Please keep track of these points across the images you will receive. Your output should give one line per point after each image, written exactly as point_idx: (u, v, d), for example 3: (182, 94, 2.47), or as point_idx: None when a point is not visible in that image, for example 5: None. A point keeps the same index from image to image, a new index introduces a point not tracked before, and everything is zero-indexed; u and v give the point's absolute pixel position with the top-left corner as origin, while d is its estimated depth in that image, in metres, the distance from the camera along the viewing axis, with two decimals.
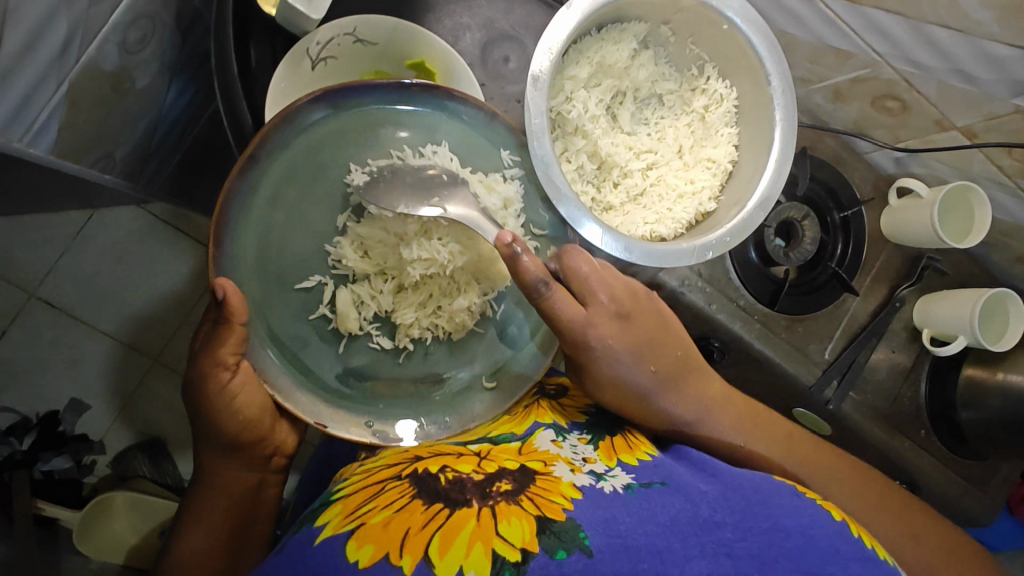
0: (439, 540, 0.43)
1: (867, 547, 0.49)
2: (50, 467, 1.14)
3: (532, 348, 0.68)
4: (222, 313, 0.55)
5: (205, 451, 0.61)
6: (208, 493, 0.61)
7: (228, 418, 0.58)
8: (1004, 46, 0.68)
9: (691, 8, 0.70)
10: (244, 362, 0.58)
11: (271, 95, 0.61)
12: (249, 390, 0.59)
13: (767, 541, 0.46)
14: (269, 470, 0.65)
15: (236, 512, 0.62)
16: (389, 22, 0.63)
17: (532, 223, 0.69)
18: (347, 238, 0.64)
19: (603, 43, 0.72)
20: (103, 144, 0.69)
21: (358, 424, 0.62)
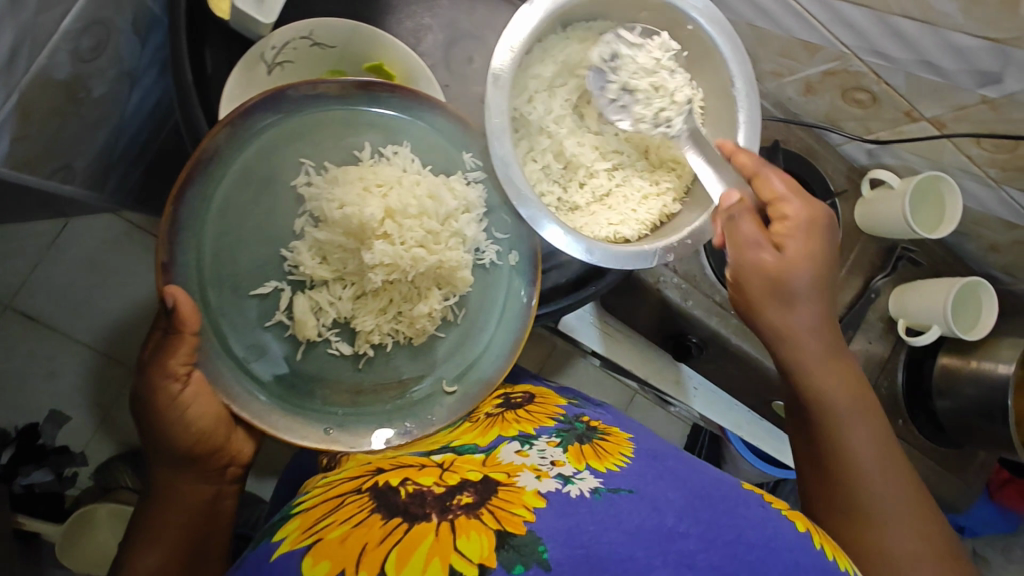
0: (395, 555, 0.43)
1: (826, 558, 0.51)
2: (30, 480, 1.11)
3: (497, 350, 0.68)
4: (173, 323, 0.55)
5: (158, 466, 0.60)
6: (160, 509, 0.60)
7: (180, 428, 0.58)
8: (969, 37, 0.68)
9: (657, 7, 0.70)
10: (196, 373, 0.58)
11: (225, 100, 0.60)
12: (203, 401, 0.59)
13: (729, 552, 0.47)
14: (225, 482, 0.64)
15: (192, 527, 0.61)
16: (346, 25, 0.63)
17: (494, 226, 0.70)
18: (304, 243, 0.63)
19: (569, 41, 0.72)
20: (60, 155, 0.67)
21: (313, 431, 0.62)
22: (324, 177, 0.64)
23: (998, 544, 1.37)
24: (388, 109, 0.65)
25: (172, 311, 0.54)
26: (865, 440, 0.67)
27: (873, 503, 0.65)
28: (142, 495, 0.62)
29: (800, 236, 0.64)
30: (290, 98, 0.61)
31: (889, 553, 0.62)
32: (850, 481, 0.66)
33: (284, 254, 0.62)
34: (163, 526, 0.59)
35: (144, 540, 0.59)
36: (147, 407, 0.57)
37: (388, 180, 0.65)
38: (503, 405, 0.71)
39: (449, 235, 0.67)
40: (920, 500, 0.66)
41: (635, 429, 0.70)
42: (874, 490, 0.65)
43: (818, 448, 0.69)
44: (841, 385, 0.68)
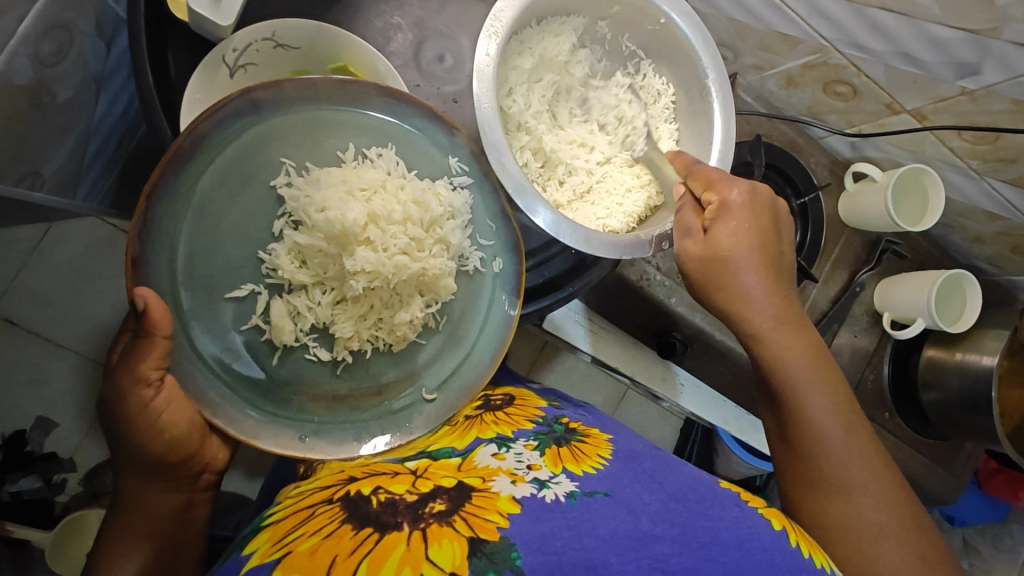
0: (366, 567, 0.40)
1: (804, 557, 0.50)
2: (18, 487, 1.10)
3: (479, 358, 0.68)
4: (144, 326, 0.52)
5: (128, 473, 0.58)
6: (132, 517, 0.58)
7: (152, 436, 0.56)
8: (946, 28, 0.67)
9: (629, 2, 0.70)
10: (169, 378, 0.56)
11: (186, 106, 0.59)
12: (175, 408, 0.57)
13: (704, 555, 0.46)
14: (197, 490, 0.63)
15: (164, 538, 0.59)
16: (310, 25, 0.62)
17: (477, 233, 0.69)
18: (283, 246, 0.61)
19: (544, 35, 0.72)
20: (27, 161, 0.66)
21: (290, 440, 0.61)
22: (305, 178, 0.62)
23: (988, 532, 1.38)
24: (379, 113, 0.65)
25: (142, 314, 0.52)
26: (829, 409, 0.66)
27: (841, 473, 0.64)
28: (111, 502, 0.60)
29: (732, 217, 0.63)
30: (277, 94, 0.60)
31: (859, 525, 0.61)
32: (817, 453, 0.65)
33: (262, 257, 0.61)
34: (136, 536, 0.58)
35: (114, 553, 0.57)
36: (117, 413, 0.55)
37: (371, 184, 0.64)
38: (482, 408, 0.70)
39: (432, 240, 0.67)
40: (888, 467, 0.65)
41: (615, 430, 0.70)
42: (841, 460, 0.64)
43: (785, 421, 0.68)
44: (802, 354, 0.66)
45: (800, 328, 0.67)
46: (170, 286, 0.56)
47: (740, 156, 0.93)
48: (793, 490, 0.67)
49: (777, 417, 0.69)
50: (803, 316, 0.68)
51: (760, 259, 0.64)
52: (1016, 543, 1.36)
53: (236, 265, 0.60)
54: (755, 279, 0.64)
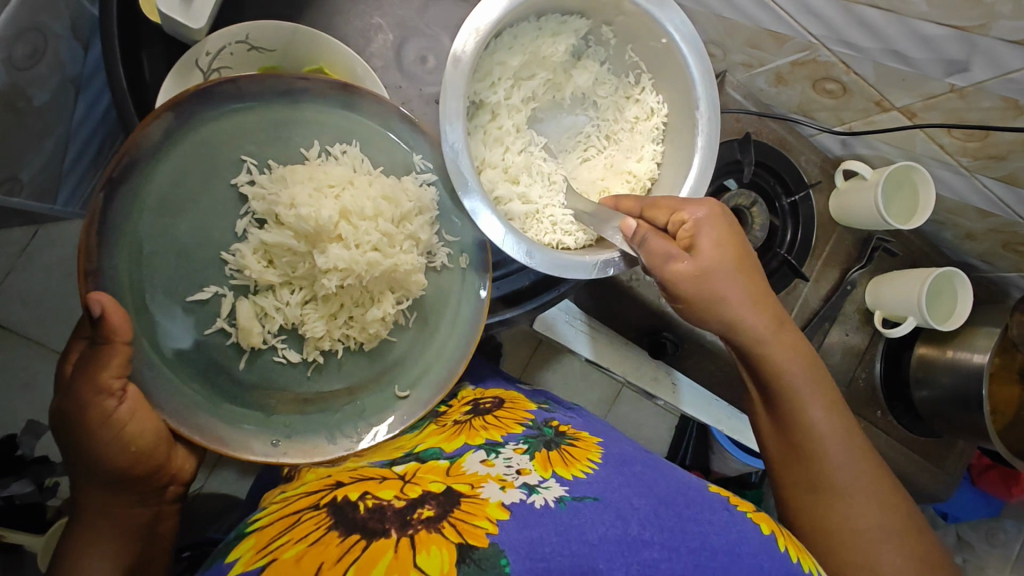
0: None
1: (793, 561, 0.49)
2: (9, 492, 1.02)
3: (449, 355, 0.67)
4: (102, 333, 0.52)
5: (87, 488, 0.56)
6: (96, 535, 0.57)
7: (116, 448, 0.54)
8: (934, 26, 0.67)
9: (634, 13, 0.68)
10: (132, 386, 0.55)
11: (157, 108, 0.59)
12: (140, 417, 0.56)
13: (693, 561, 0.45)
14: (164, 502, 0.62)
15: (131, 552, 0.58)
16: (287, 27, 0.61)
17: (444, 230, 0.69)
18: (249, 245, 0.60)
19: (540, 33, 0.71)
20: (5, 166, 0.65)
21: (264, 442, 0.61)
22: (268, 176, 0.61)
23: (982, 527, 1.37)
24: (350, 112, 0.64)
25: (100, 320, 0.51)
26: (827, 417, 0.67)
27: (842, 480, 0.65)
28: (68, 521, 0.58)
29: (712, 237, 0.62)
30: (246, 93, 0.59)
31: (861, 531, 0.63)
32: (817, 460, 0.66)
33: (224, 257, 0.60)
34: (101, 554, 0.56)
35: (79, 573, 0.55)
36: (76, 425, 0.53)
37: (338, 179, 0.63)
38: (472, 411, 0.68)
39: (403, 237, 0.66)
40: (882, 470, 0.67)
41: (605, 434, 0.68)
42: (841, 468, 0.65)
43: (785, 429, 0.68)
44: (799, 364, 0.67)
45: (790, 334, 0.67)
46: (137, 295, 0.56)
47: (728, 154, 0.92)
48: (793, 498, 0.68)
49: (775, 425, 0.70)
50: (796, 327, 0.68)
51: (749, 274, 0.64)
52: (1010, 537, 1.36)
53: (199, 269, 0.59)
54: (750, 296, 0.64)
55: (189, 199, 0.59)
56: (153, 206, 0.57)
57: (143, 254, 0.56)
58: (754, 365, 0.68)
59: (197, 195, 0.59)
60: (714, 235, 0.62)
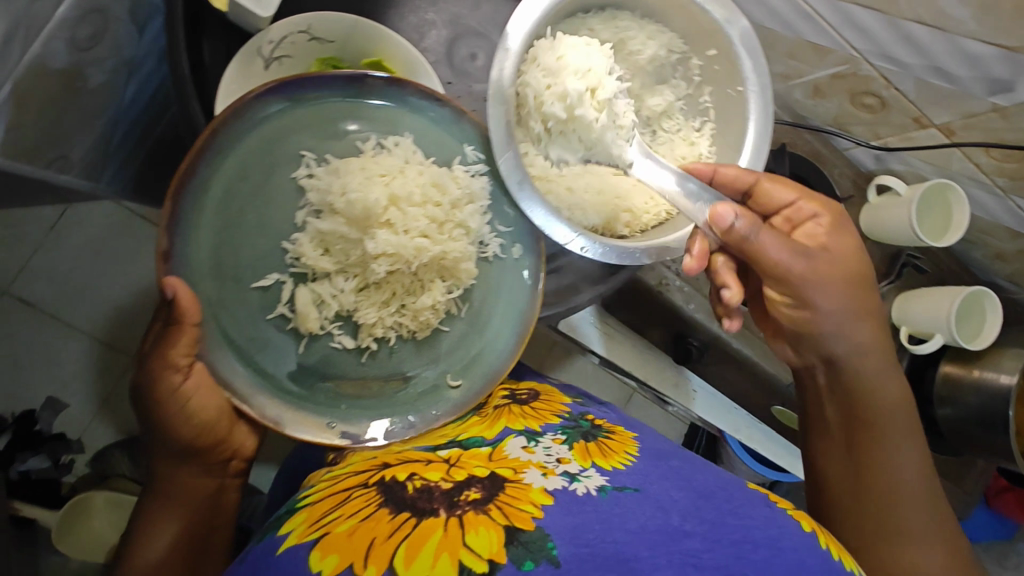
0: (404, 551, 0.40)
1: (834, 558, 0.49)
2: (27, 467, 1.11)
3: (501, 345, 0.68)
4: (173, 314, 0.54)
5: (158, 458, 0.59)
6: (165, 499, 0.60)
7: (182, 420, 0.57)
8: (982, 43, 0.67)
9: (721, 54, 0.71)
10: (198, 363, 0.57)
11: (222, 92, 0.60)
12: (203, 393, 0.58)
13: (734, 552, 0.45)
14: (227, 475, 0.64)
15: (195, 521, 0.60)
16: (347, 20, 0.62)
17: (497, 219, 0.69)
18: (307, 234, 0.62)
19: (631, 28, 0.73)
20: (57, 144, 0.66)
21: (320, 426, 0.61)
22: (325, 169, 0.63)
23: (995, 550, 1.36)
24: (402, 106, 0.65)
25: (171, 301, 0.54)
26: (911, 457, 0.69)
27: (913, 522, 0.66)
28: (142, 488, 0.61)
29: (833, 248, 0.65)
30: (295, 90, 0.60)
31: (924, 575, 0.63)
32: (887, 494, 0.67)
33: (286, 246, 0.62)
34: (168, 516, 0.59)
35: (149, 532, 0.58)
36: (146, 399, 0.56)
37: (389, 170, 0.65)
38: (509, 398, 0.70)
39: (453, 225, 0.67)
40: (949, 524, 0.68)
41: (641, 429, 0.69)
42: (914, 507, 0.66)
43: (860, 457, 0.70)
44: (892, 397, 0.70)
45: (885, 366, 0.70)
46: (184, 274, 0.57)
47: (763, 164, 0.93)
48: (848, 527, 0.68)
49: (846, 454, 0.71)
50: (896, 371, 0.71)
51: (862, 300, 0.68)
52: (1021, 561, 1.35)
53: (262, 257, 0.62)
54: (858, 325, 0.68)
55: (247, 186, 0.61)
56: (219, 193, 0.59)
57: (197, 234, 0.58)
58: (846, 387, 0.71)
59: (259, 188, 0.61)
60: (834, 227, 0.66)
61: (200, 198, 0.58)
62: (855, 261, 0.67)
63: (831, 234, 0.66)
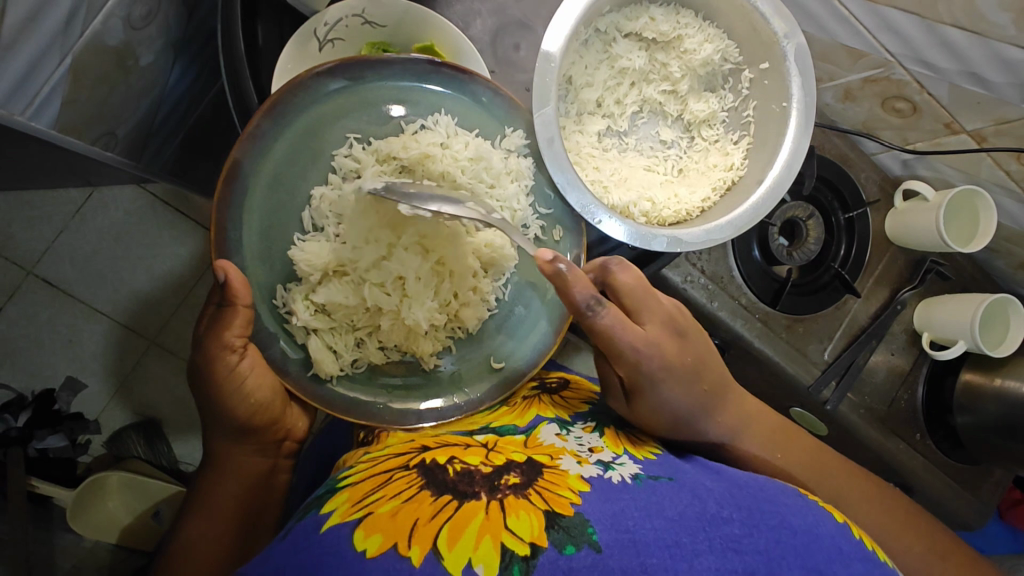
0: (447, 532, 0.41)
1: (868, 548, 0.50)
2: (44, 445, 1.08)
3: (545, 327, 0.70)
4: (226, 297, 0.57)
5: (217, 437, 0.63)
6: (220, 477, 0.63)
7: (238, 400, 0.60)
8: (1017, 49, 0.68)
9: (774, 66, 0.72)
10: (250, 345, 0.60)
11: (279, 71, 0.64)
12: (257, 373, 0.61)
13: (775, 537, 0.45)
14: (280, 456, 0.68)
15: (247, 498, 0.64)
16: (400, 5, 0.66)
17: (538, 202, 0.72)
18: (300, 293, 0.64)
19: (690, 29, 0.75)
20: (105, 122, 0.68)
21: (371, 402, 0.65)
22: (367, 150, 0.66)
23: None
24: (449, 89, 0.68)
25: (223, 284, 0.57)
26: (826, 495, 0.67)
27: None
28: (201, 464, 0.65)
29: (655, 389, 0.62)
30: (346, 72, 0.63)
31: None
32: None
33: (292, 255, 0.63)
34: (224, 492, 0.62)
35: (207, 507, 0.62)
36: (205, 379, 0.60)
37: (433, 146, 0.67)
38: (538, 388, 0.73)
39: (497, 205, 0.69)
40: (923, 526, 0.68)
41: None
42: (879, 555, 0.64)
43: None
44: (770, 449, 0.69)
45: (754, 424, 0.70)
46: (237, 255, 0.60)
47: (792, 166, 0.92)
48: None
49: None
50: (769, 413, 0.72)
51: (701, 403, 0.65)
52: None
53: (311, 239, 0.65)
54: (711, 420, 0.66)
55: (296, 168, 0.64)
56: (274, 167, 0.63)
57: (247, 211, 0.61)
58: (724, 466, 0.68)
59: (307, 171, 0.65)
60: (663, 366, 0.62)
61: (253, 178, 0.61)
62: (693, 387, 0.64)
63: (666, 377, 0.62)
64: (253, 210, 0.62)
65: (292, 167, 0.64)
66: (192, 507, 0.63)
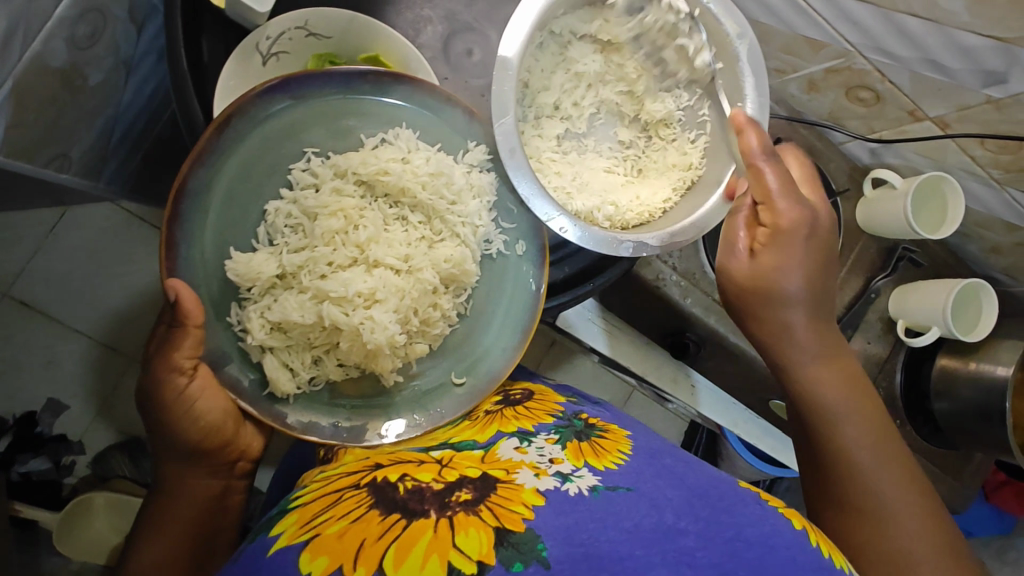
0: (393, 553, 0.42)
1: (824, 556, 0.50)
2: (27, 468, 1.12)
3: (505, 342, 0.72)
4: (177, 317, 0.57)
5: (167, 461, 0.63)
6: (171, 498, 0.64)
7: (189, 422, 0.61)
8: (974, 36, 0.68)
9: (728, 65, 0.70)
10: (201, 367, 0.60)
11: (221, 91, 0.63)
12: (209, 395, 0.61)
13: (728, 550, 0.46)
14: (233, 477, 0.68)
15: (199, 521, 0.65)
16: (343, 16, 0.65)
17: (501, 217, 0.74)
18: (253, 313, 0.64)
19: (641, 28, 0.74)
20: (56, 143, 0.67)
21: (321, 424, 0.66)
22: (324, 164, 0.67)
23: (994, 545, 1.36)
24: (410, 103, 0.69)
25: (173, 304, 0.56)
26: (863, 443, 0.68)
27: (861, 538, 0.64)
28: (151, 487, 0.66)
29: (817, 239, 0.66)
30: (297, 86, 0.63)
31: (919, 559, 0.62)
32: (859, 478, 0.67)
33: (227, 273, 0.62)
34: (175, 512, 0.63)
35: (158, 527, 0.63)
36: (154, 401, 0.60)
37: (391, 162, 0.69)
38: (502, 402, 0.73)
39: (459, 222, 0.72)
40: (942, 527, 0.65)
41: (634, 427, 0.71)
42: (877, 520, 0.65)
43: (821, 455, 0.70)
44: (840, 387, 0.70)
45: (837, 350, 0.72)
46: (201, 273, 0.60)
47: None
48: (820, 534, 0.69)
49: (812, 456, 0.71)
50: (842, 347, 0.72)
51: (809, 299, 0.68)
52: None
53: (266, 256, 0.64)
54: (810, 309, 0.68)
55: (251, 185, 0.64)
56: (226, 189, 0.62)
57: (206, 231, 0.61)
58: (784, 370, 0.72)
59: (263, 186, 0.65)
60: (828, 223, 0.69)
61: (206, 202, 0.61)
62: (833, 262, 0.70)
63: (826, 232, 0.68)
64: (204, 229, 0.61)
65: (244, 185, 0.64)
66: (141, 529, 0.64)
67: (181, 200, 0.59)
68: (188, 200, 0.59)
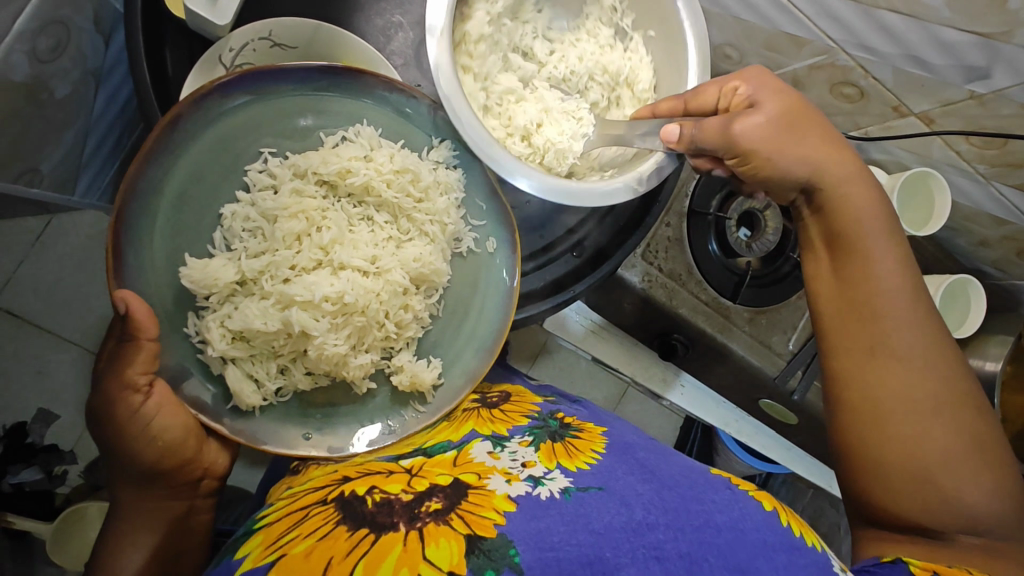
0: (363, 567, 0.41)
1: (797, 535, 0.52)
2: (19, 479, 1.06)
3: (479, 345, 0.72)
4: (128, 330, 0.56)
5: (128, 484, 0.63)
6: (133, 528, 0.63)
7: (146, 442, 0.60)
8: (955, 31, 0.68)
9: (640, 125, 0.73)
10: (156, 383, 0.59)
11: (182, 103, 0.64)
12: (165, 413, 0.60)
13: (699, 538, 0.47)
14: (198, 495, 0.68)
15: (165, 545, 0.64)
16: (309, 26, 0.66)
17: (470, 214, 0.74)
18: (214, 322, 0.63)
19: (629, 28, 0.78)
20: (25, 158, 0.66)
21: (297, 438, 0.66)
22: (283, 164, 0.67)
23: None
24: (377, 102, 0.69)
25: (125, 317, 0.55)
26: (899, 295, 0.64)
27: (890, 398, 0.62)
28: (108, 512, 0.64)
29: (772, 103, 0.63)
30: (242, 83, 0.61)
31: (913, 418, 0.61)
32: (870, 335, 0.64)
33: (182, 280, 0.61)
34: (138, 540, 0.62)
35: (118, 560, 0.61)
36: (110, 420, 0.59)
37: (354, 160, 0.68)
38: (478, 402, 0.73)
39: (425, 219, 0.72)
40: (965, 385, 0.62)
41: (611, 423, 0.72)
42: (906, 376, 0.62)
43: (838, 312, 0.66)
44: (873, 247, 0.65)
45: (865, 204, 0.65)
46: None
47: None
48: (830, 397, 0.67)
49: (834, 317, 0.67)
50: (863, 199, 0.65)
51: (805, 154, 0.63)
52: None
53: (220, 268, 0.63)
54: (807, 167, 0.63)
55: (205, 186, 0.63)
56: (176, 185, 0.61)
57: (158, 244, 0.60)
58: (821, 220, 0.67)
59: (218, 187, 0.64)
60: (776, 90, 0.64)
61: (152, 204, 0.60)
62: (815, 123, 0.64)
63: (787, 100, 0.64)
64: (150, 237, 0.60)
65: (195, 189, 0.63)
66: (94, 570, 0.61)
67: (130, 201, 0.58)
68: (135, 208, 0.58)
